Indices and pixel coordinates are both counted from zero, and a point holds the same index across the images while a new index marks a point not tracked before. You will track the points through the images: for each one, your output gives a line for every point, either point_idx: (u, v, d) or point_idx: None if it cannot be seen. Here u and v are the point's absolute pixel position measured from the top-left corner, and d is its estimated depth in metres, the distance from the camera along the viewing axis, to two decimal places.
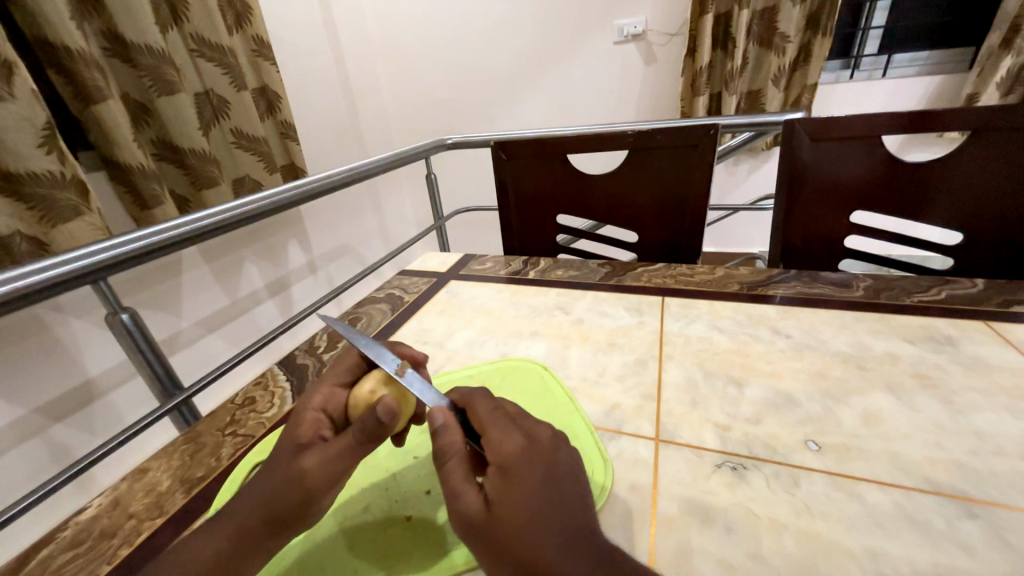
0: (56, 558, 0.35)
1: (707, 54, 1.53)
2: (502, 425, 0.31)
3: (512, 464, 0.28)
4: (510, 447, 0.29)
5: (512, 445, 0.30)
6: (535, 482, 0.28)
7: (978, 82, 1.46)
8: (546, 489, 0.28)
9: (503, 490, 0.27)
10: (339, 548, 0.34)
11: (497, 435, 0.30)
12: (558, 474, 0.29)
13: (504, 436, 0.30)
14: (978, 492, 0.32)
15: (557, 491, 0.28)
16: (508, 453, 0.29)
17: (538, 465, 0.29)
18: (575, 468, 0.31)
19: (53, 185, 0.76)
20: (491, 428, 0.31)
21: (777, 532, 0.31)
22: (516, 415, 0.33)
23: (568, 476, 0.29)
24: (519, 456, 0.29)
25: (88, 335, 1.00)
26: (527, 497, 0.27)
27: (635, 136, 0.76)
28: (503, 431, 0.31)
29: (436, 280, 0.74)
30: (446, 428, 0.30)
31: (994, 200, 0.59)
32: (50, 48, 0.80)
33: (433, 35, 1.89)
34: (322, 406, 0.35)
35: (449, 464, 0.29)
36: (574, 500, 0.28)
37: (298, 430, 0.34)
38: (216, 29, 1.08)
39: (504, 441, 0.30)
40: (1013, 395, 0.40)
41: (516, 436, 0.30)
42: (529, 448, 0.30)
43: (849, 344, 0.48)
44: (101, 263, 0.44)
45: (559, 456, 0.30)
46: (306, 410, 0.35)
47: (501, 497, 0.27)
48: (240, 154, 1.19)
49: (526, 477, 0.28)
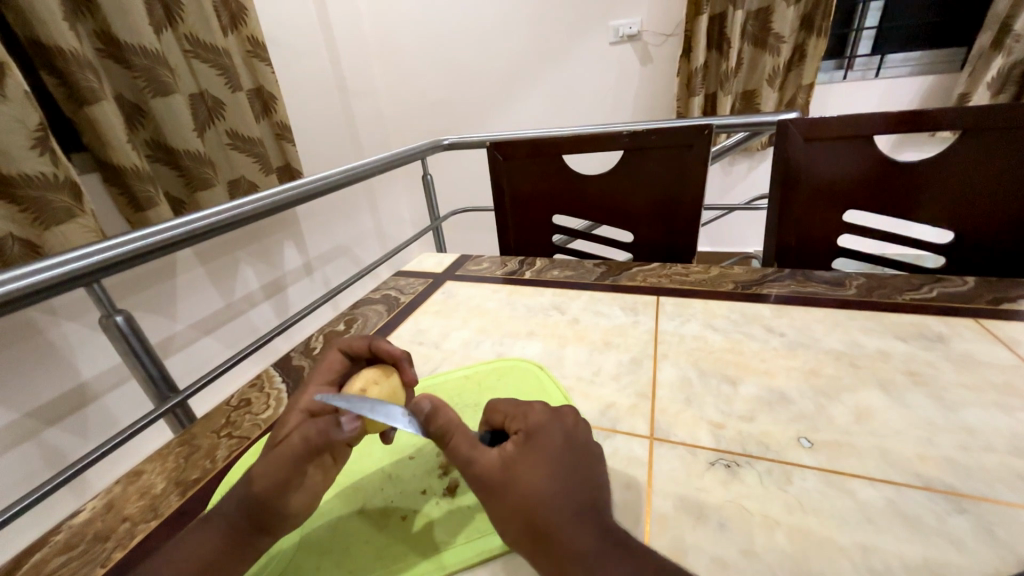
0: (50, 561, 0.35)
1: (702, 55, 1.54)
2: (529, 402, 0.34)
3: (535, 430, 0.31)
4: (534, 417, 0.32)
5: (536, 416, 0.32)
6: (554, 446, 0.30)
7: (970, 82, 1.48)
8: (564, 454, 0.30)
9: (523, 452, 0.30)
10: (334, 547, 0.34)
11: (523, 409, 0.33)
12: (576, 447, 0.31)
13: (529, 410, 0.33)
14: (967, 488, 0.32)
15: (574, 458, 0.30)
16: (535, 421, 0.32)
17: (558, 434, 0.31)
18: (586, 447, 0.32)
19: (46, 187, 0.76)
20: (518, 405, 0.34)
21: (770, 528, 0.31)
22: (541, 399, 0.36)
23: (584, 447, 0.32)
24: (540, 425, 0.31)
25: (82, 337, 1.00)
26: (545, 457, 0.30)
27: (630, 137, 0.77)
28: (528, 407, 0.33)
29: (432, 281, 0.74)
30: (437, 411, 0.32)
31: (985, 199, 0.60)
32: (43, 49, 0.79)
33: (429, 36, 1.89)
34: (307, 407, 0.37)
35: (455, 437, 0.31)
36: (588, 475, 0.30)
37: (281, 428, 0.35)
38: (211, 30, 1.07)
39: (528, 413, 0.33)
40: (1002, 391, 0.40)
41: (540, 410, 0.33)
42: (551, 420, 0.32)
43: (841, 341, 0.49)
44: (95, 266, 0.44)
45: (579, 431, 0.33)
46: (293, 410, 0.37)
47: (522, 456, 0.30)
48: (235, 154, 1.18)
49: (547, 442, 0.30)
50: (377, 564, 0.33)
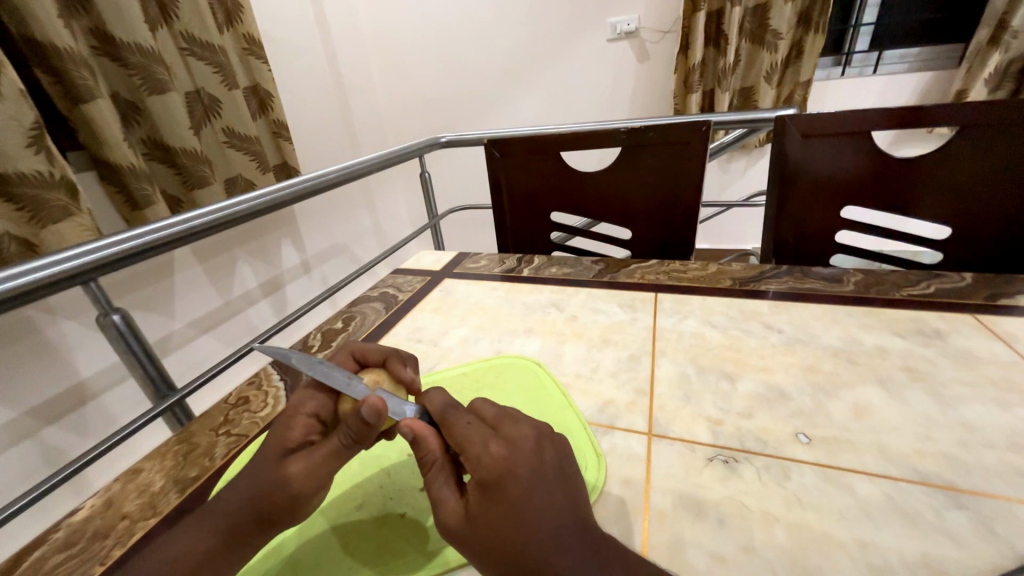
0: (49, 560, 0.35)
1: (699, 52, 1.54)
2: (480, 436, 0.30)
3: (494, 478, 0.27)
4: (490, 461, 0.28)
5: (493, 456, 0.28)
6: (519, 490, 0.27)
7: (967, 78, 1.48)
8: (533, 493, 0.27)
9: (484, 504, 0.27)
10: (332, 547, 0.34)
11: (475, 447, 0.29)
12: (545, 476, 0.28)
13: (484, 449, 0.29)
14: (965, 483, 0.32)
15: (546, 494, 0.27)
16: (491, 468, 0.28)
17: (522, 472, 0.28)
18: (564, 461, 0.30)
19: (42, 186, 0.75)
20: (468, 441, 0.29)
21: (769, 524, 0.31)
22: (495, 422, 0.31)
23: (555, 473, 0.29)
24: (499, 470, 0.28)
25: (79, 336, 0.99)
26: (512, 508, 0.26)
27: (628, 133, 0.76)
28: (480, 443, 0.29)
29: (430, 279, 0.74)
30: (419, 440, 0.31)
31: (982, 194, 0.60)
32: (38, 46, 0.79)
33: (425, 31, 1.88)
34: (315, 411, 0.36)
35: (432, 472, 0.30)
36: (563, 503, 0.27)
37: (288, 433, 0.34)
38: (206, 27, 1.07)
39: (481, 455, 0.28)
40: (1000, 387, 0.40)
41: (495, 446, 0.29)
42: (511, 457, 0.28)
43: (840, 338, 0.49)
44: (92, 264, 0.44)
45: (546, 456, 0.29)
46: (297, 413, 0.35)
47: (484, 512, 0.27)
48: (231, 152, 1.17)
49: (511, 489, 0.27)
50: (373, 562, 0.33)
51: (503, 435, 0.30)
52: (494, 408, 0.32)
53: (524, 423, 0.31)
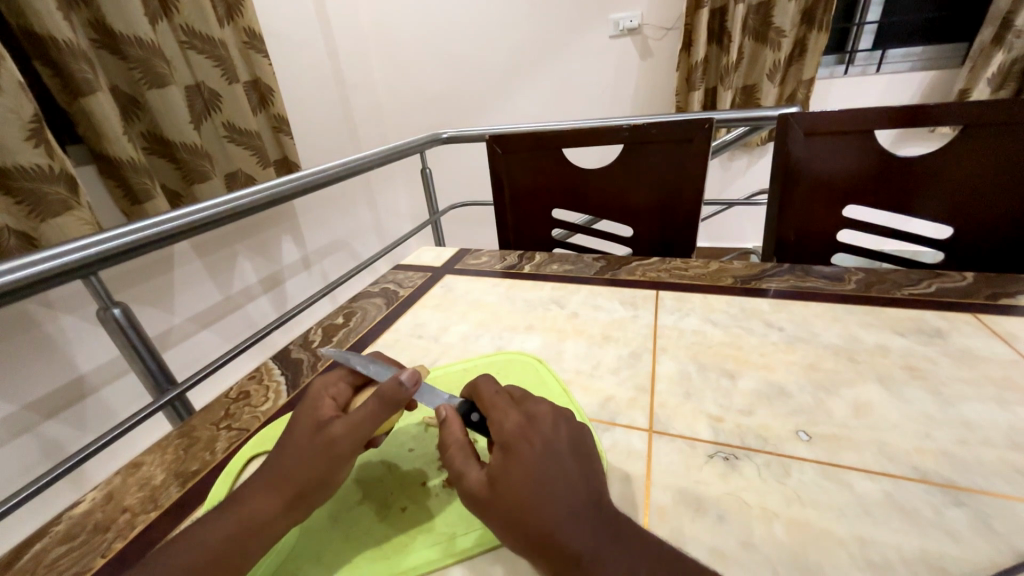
0: (50, 552, 0.35)
1: (702, 49, 1.52)
2: (502, 408, 0.32)
3: (514, 442, 0.29)
4: (510, 426, 0.30)
5: (512, 424, 0.30)
6: (535, 454, 0.28)
7: (970, 78, 1.47)
8: (548, 458, 0.28)
9: (504, 466, 0.28)
10: (337, 544, 0.33)
11: (498, 417, 0.31)
12: (559, 448, 0.29)
13: (506, 416, 0.31)
14: (963, 481, 0.32)
15: (562, 464, 0.28)
16: (510, 432, 0.30)
17: (538, 439, 0.29)
18: (580, 438, 0.31)
19: (42, 179, 0.75)
20: (493, 412, 0.32)
21: (768, 521, 0.31)
22: (518, 397, 0.34)
23: (569, 447, 0.30)
24: (518, 434, 0.30)
25: (78, 329, 0.99)
26: (530, 467, 0.28)
27: (631, 130, 0.76)
28: (502, 413, 0.31)
29: (431, 275, 0.74)
30: (446, 423, 0.32)
31: (985, 195, 0.60)
32: (37, 38, 0.78)
33: (427, 25, 1.87)
34: (336, 395, 0.37)
35: (454, 450, 0.30)
36: (577, 478, 0.28)
37: (317, 411, 0.35)
38: (206, 21, 1.06)
39: (503, 422, 0.31)
40: (1000, 386, 0.40)
41: (514, 415, 0.31)
42: (528, 426, 0.30)
43: (841, 336, 0.49)
44: (90, 257, 0.43)
45: (561, 432, 0.30)
46: (320, 396, 0.36)
47: (504, 473, 0.28)
48: (232, 147, 1.17)
49: (526, 451, 0.29)
50: (379, 558, 0.32)
51: (521, 408, 0.32)
52: (520, 387, 0.35)
53: (543, 401, 0.33)
